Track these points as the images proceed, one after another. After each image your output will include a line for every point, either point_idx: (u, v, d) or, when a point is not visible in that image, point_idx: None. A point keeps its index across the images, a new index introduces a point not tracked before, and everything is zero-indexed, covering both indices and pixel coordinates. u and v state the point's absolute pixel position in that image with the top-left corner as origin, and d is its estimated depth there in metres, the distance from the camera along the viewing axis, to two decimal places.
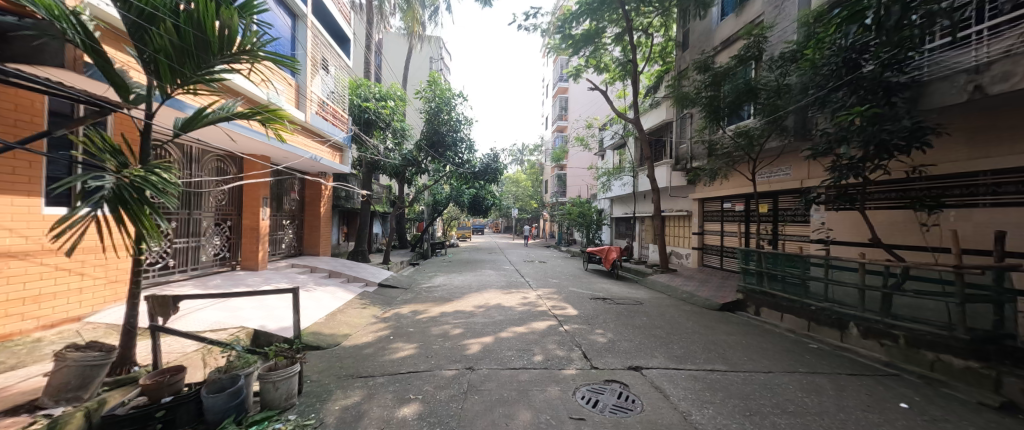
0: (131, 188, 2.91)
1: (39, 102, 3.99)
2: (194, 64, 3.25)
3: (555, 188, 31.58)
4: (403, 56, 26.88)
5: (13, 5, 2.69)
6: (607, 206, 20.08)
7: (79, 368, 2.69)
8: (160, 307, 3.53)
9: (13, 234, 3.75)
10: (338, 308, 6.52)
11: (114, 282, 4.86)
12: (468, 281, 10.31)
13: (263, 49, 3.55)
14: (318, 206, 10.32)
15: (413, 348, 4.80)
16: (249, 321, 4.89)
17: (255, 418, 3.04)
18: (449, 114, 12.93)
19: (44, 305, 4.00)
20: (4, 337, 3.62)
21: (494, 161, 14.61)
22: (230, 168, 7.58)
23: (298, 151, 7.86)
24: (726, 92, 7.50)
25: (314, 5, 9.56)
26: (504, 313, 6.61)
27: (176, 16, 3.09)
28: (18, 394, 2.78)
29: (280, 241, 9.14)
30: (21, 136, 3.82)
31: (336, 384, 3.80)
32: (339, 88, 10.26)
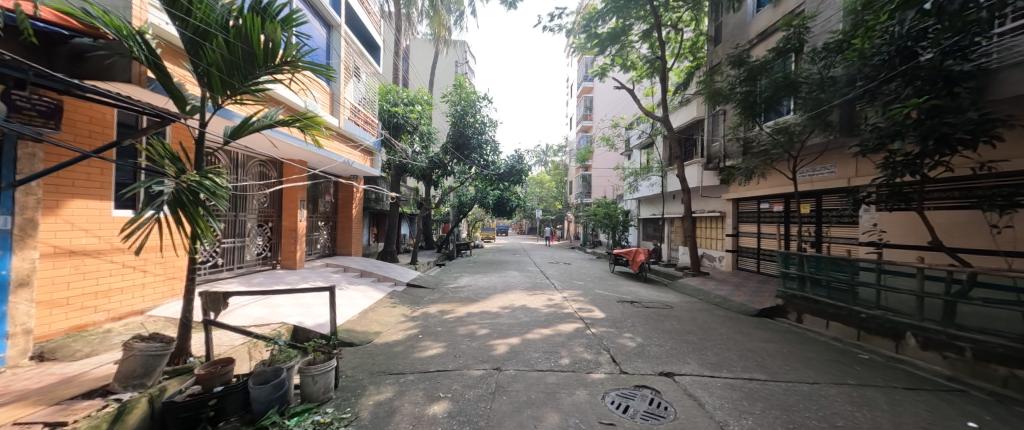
0: (188, 191, 3.18)
1: (110, 115, 4.38)
2: (241, 76, 3.47)
3: (579, 189, 31.17)
4: (429, 62, 27.46)
5: (87, 28, 2.93)
6: (634, 207, 19.62)
7: (143, 357, 2.93)
8: (212, 303, 3.79)
9: (89, 234, 4.15)
10: (370, 306, 6.75)
11: (172, 279, 5.26)
12: (493, 281, 10.39)
13: (303, 60, 3.73)
14: (351, 208, 10.75)
15: (441, 347, 4.91)
16: (288, 317, 5.17)
17: (295, 410, 3.22)
18: (473, 117, 13.11)
19: (113, 299, 4.41)
20: (80, 327, 4.03)
21: (519, 163, 14.63)
22: (271, 172, 8.04)
23: (333, 156, 8.22)
24: (763, 87, 7.15)
25: (347, 15, 9.94)
26: (530, 314, 6.61)
27: (226, 31, 3.33)
28: (93, 380, 3.08)
29: (316, 241, 9.58)
30: (95, 146, 4.22)
31: (369, 380, 3.95)
32: (370, 94, 10.64)
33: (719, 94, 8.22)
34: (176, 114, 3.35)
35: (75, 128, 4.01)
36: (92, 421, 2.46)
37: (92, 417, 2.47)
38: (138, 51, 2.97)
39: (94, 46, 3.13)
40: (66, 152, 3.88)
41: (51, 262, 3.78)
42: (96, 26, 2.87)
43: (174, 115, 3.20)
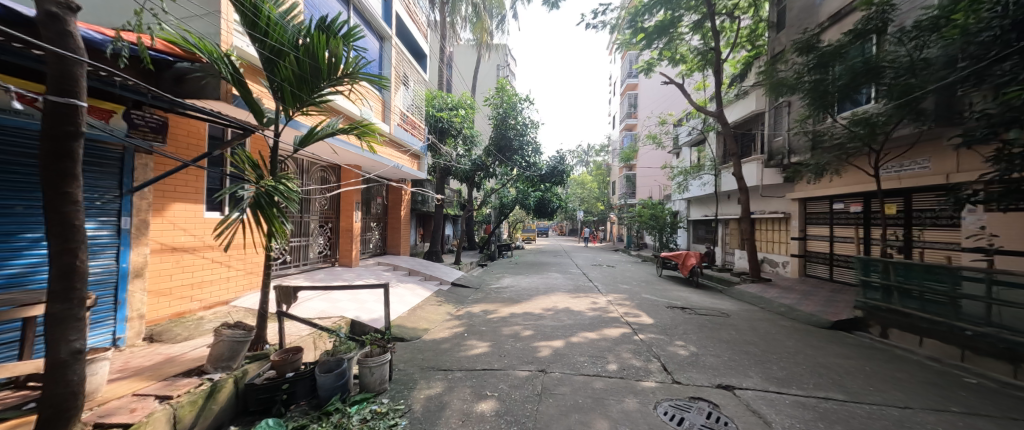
0: (266, 195, 3.58)
1: (202, 128, 4.97)
2: (309, 89, 3.80)
3: (623, 189, 30.13)
4: (472, 66, 28.03)
5: (187, 53, 3.46)
6: (683, 208, 18.59)
7: (229, 342, 3.29)
8: (284, 297, 4.17)
9: (186, 232, 4.74)
10: (418, 304, 7.05)
11: (250, 273, 5.86)
12: (535, 283, 10.35)
13: (361, 72, 4.00)
14: (400, 210, 11.29)
15: (486, 346, 4.98)
16: (347, 311, 5.55)
17: (355, 398, 3.45)
18: (515, 120, 13.21)
19: (204, 290, 5.01)
20: (179, 314, 4.63)
21: (561, 163, 14.45)
22: (331, 177, 8.67)
23: (385, 160, 8.69)
24: (837, 74, 6.42)
25: (397, 27, 10.47)
26: (575, 317, 6.50)
27: (297, 49, 3.66)
28: (190, 361, 3.52)
29: (369, 241, 10.17)
30: (191, 156, 4.85)
31: (420, 374, 4.12)
32: (417, 101, 11.10)
33: (783, 85, 7.52)
34: (254, 127, 3.73)
35: (175, 142, 4.62)
36: (191, 397, 2.82)
37: (191, 393, 2.83)
38: (225, 70, 3.36)
39: (193, 69, 3.55)
40: (170, 162, 4.49)
41: (157, 257, 4.38)
42: (194, 51, 3.31)
43: (251, 127, 3.57)
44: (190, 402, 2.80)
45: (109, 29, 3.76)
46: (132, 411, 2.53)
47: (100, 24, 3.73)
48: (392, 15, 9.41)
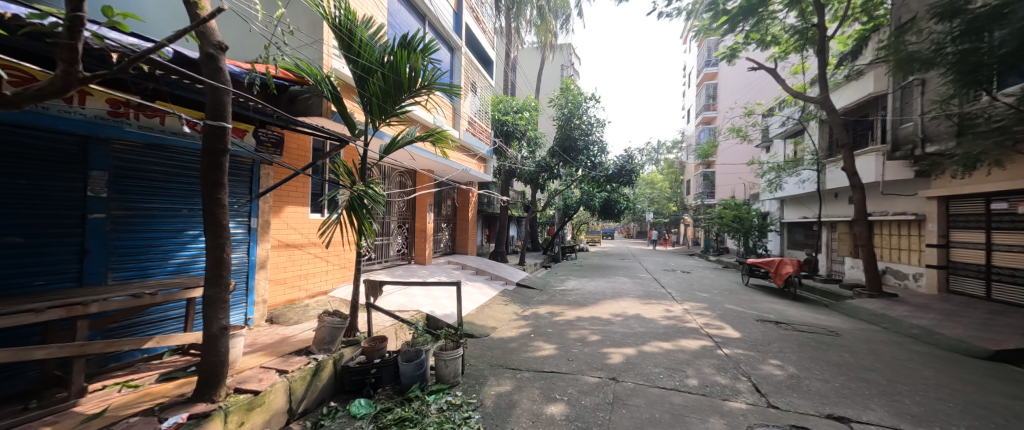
0: (359, 199, 4.03)
1: (308, 141, 5.73)
2: (392, 102, 4.18)
3: (698, 188, 27.83)
4: (536, 67, 28.10)
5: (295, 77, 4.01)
6: (774, 209, 16.58)
7: (330, 328, 3.74)
8: (372, 290, 4.62)
9: (296, 231, 5.51)
10: (485, 302, 7.29)
11: (344, 268, 6.59)
12: (602, 287, 10.04)
13: (438, 84, 4.29)
14: (467, 211, 11.79)
15: (553, 349, 4.98)
16: (422, 306, 5.95)
17: (432, 388, 3.69)
18: (580, 119, 12.97)
19: (309, 281, 5.76)
20: (291, 301, 5.40)
21: (630, 162, 13.79)
22: (407, 181, 9.37)
23: (455, 164, 9.16)
24: (997, 41, 5.14)
25: (466, 36, 10.96)
26: (647, 324, 6.17)
27: (383, 67, 4.06)
28: (300, 341, 4.08)
29: (440, 241, 10.78)
30: (301, 165, 5.63)
31: (490, 371, 4.27)
32: (484, 106, 11.50)
33: (915, 60, 6.24)
34: (346, 138, 4.21)
35: (289, 153, 5.40)
36: (302, 373, 3.27)
37: (302, 369, 3.28)
38: (326, 90, 3.85)
39: (302, 90, 4.17)
40: (285, 171, 5.26)
41: (276, 252, 5.15)
42: (302, 75, 3.85)
43: (345, 138, 4.07)
44: (302, 377, 3.24)
45: (248, 62, 4.55)
46: (261, 380, 3.02)
47: (239, 59, 4.52)
48: (462, 25, 9.86)
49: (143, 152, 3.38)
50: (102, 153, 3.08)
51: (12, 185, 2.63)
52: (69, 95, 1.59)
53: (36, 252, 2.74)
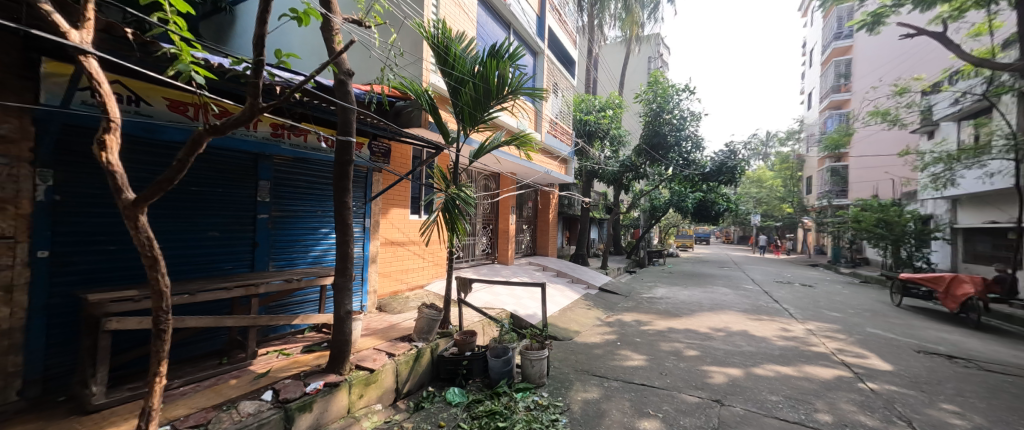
0: (453, 201, 4.35)
1: (408, 150, 6.36)
2: (481, 110, 4.44)
3: (821, 187, 23.64)
4: (620, 62, 26.88)
5: (400, 93, 4.50)
6: (942, 211, 13.31)
7: (427, 319, 4.08)
8: (462, 286, 4.92)
9: (399, 231, 6.15)
10: (568, 305, 7.24)
11: (437, 264, 7.15)
12: (697, 297, 9.19)
13: (523, 89, 4.43)
14: (548, 213, 11.84)
15: (643, 360, 4.74)
16: (507, 305, 6.14)
17: (519, 386, 3.80)
18: (671, 114, 12.05)
19: (409, 275, 6.39)
20: (394, 293, 6.06)
21: (731, 157, 12.41)
22: (492, 184, 9.75)
23: (537, 167, 9.28)
24: None
25: (549, 39, 11.03)
26: (757, 343, 5.49)
27: (474, 77, 4.33)
28: (403, 330, 4.54)
29: (521, 242, 11.01)
30: (403, 171, 6.28)
31: (575, 376, 4.24)
32: (566, 107, 11.42)
33: None
34: (441, 146, 4.58)
35: (394, 161, 6.06)
36: (406, 358, 3.64)
37: (405, 354, 3.65)
38: (424, 102, 4.23)
39: (405, 105, 4.67)
40: (391, 178, 5.92)
41: (383, 249, 5.84)
42: (405, 91, 4.29)
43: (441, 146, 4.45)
44: (406, 361, 3.61)
45: (368, 84, 5.30)
46: (374, 360, 3.45)
47: (361, 82, 5.28)
48: (544, 28, 9.95)
49: (293, 165, 4.15)
50: (268, 166, 3.87)
51: (212, 193, 3.45)
52: (251, 121, 2.00)
53: (226, 244, 3.56)
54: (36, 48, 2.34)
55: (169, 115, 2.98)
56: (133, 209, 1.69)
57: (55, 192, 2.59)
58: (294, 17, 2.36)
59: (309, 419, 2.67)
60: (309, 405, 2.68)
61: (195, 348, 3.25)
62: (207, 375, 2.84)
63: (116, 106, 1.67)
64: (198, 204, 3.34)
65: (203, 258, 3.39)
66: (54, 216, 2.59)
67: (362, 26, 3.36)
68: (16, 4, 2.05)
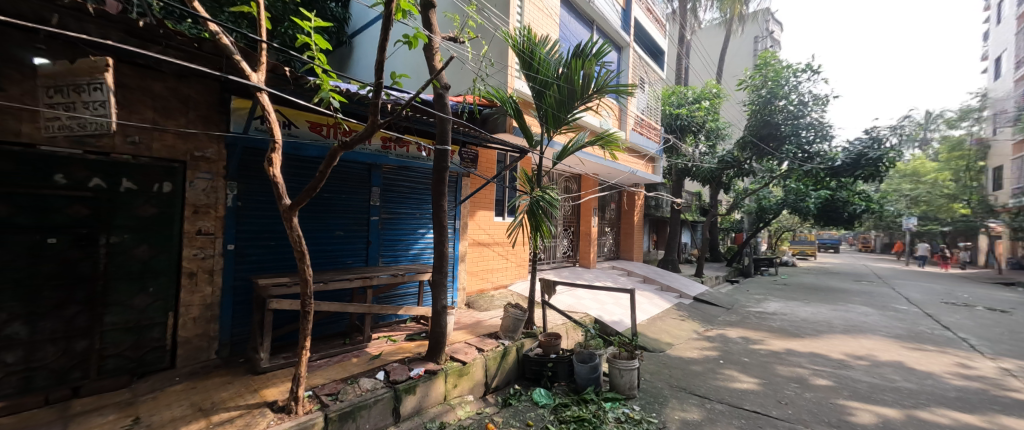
0: (538, 204, 4.41)
1: (493, 155, 6.63)
2: (566, 111, 4.44)
3: (1013, 180, 18.09)
4: (719, 46, 24.19)
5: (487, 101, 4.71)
6: None
7: (513, 319, 4.20)
8: (546, 288, 4.94)
9: (484, 232, 6.46)
10: (658, 315, 6.79)
11: (520, 265, 7.30)
12: (822, 316, 7.82)
13: (610, 86, 4.31)
14: (633, 215, 11.24)
15: (755, 384, 4.22)
16: (591, 309, 6.01)
17: (608, 396, 3.69)
18: (785, 101, 10.37)
19: (493, 275, 6.66)
20: (481, 291, 6.38)
21: (875, 146, 9.78)
22: (573, 186, 9.62)
23: (622, 166, 8.90)
24: None
25: (635, 31, 10.50)
26: (918, 380, 4.46)
27: (559, 79, 4.35)
28: (490, 327, 4.76)
29: (603, 245, 10.68)
30: (489, 175, 6.56)
31: (670, 392, 3.98)
32: (654, 101, 10.74)
33: None
34: (526, 150, 4.68)
35: (481, 166, 6.38)
36: (494, 354, 3.80)
37: (492, 350, 3.81)
38: (509, 108, 4.38)
39: (492, 112, 4.89)
40: (478, 181, 6.24)
41: (471, 249, 6.19)
42: (492, 99, 4.49)
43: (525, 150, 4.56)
44: (494, 357, 3.78)
45: (462, 95, 5.67)
46: (466, 354, 3.68)
47: (456, 94, 5.67)
48: (630, 20, 9.50)
49: (398, 172, 4.66)
50: (378, 174, 4.41)
51: (337, 199, 4.06)
52: (371, 138, 2.32)
53: (348, 242, 4.16)
54: (228, 89, 3.07)
55: (309, 135, 3.55)
56: (289, 212, 2.17)
57: (238, 199, 3.31)
58: (405, 42, 2.68)
59: (413, 400, 2.97)
60: (413, 388, 2.98)
61: (325, 328, 3.86)
62: (336, 352, 3.37)
63: (279, 132, 2.15)
64: (327, 208, 3.97)
65: (331, 253, 4.02)
66: (238, 217, 3.31)
67: (457, 42, 3.63)
68: (217, 56, 2.59)
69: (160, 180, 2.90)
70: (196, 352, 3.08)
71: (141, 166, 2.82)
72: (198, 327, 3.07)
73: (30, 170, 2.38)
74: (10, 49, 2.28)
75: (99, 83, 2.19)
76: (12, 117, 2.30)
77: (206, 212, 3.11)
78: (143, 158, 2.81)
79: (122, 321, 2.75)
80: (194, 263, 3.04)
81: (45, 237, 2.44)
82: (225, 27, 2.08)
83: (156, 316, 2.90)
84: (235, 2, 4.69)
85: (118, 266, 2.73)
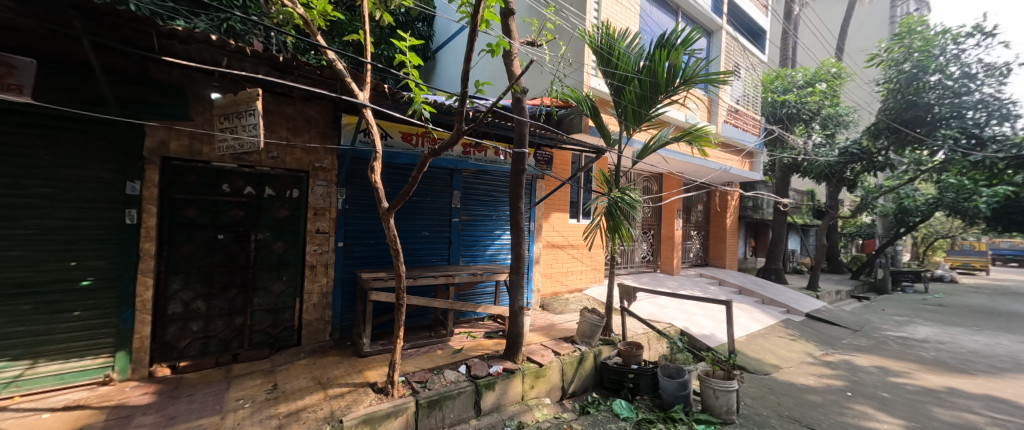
0: (616, 205, 4.24)
1: (567, 156, 6.55)
2: (648, 106, 4.18)
3: None
4: (841, 17, 20.53)
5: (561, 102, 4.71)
6: None
7: (590, 324, 4.11)
8: (626, 295, 4.73)
9: (559, 234, 6.43)
10: (760, 331, 6.02)
11: (596, 269, 7.09)
12: (1000, 350, 6.16)
13: (700, 74, 3.99)
14: (725, 218, 10.19)
15: (900, 426, 3.52)
16: (676, 320, 5.58)
17: (700, 417, 3.40)
18: (940, 75, 7.78)
19: (568, 278, 6.59)
20: (555, 293, 6.36)
21: None
22: (654, 186, 9.06)
23: (712, 163, 8.13)
24: None
25: (730, 12, 9.49)
26: None
27: (640, 73, 4.12)
28: (565, 330, 4.72)
29: (689, 250, 9.89)
30: (563, 177, 6.49)
31: (779, 422, 3.53)
32: (752, 89, 9.58)
33: None
34: (603, 149, 4.55)
35: (555, 167, 6.35)
36: (570, 358, 3.76)
37: (568, 355, 3.78)
38: (585, 109, 4.28)
39: (567, 112, 4.81)
40: (552, 183, 6.23)
41: (546, 251, 6.23)
42: (569, 101, 4.43)
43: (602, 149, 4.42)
44: (571, 362, 3.74)
45: (540, 98, 5.74)
46: (542, 356, 3.70)
47: (533, 97, 5.76)
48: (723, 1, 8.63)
49: (476, 176, 4.89)
50: (459, 178, 4.68)
51: (424, 201, 4.42)
52: (454, 145, 2.46)
53: (433, 241, 4.49)
54: (340, 108, 3.54)
55: (401, 144, 3.92)
56: (387, 214, 2.43)
57: (347, 202, 3.79)
58: (487, 51, 2.80)
59: (492, 396, 3.09)
60: (493, 385, 3.10)
61: (413, 320, 4.22)
62: (423, 344, 3.66)
63: (378, 142, 2.43)
64: (415, 210, 4.34)
65: (418, 252, 4.38)
66: (346, 218, 3.79)
67: (535, 46, 3.69)
68: (333, 80, 3.01)
69: (290, 187, 3.48)
70: (316, 333, 3.59)
71: (277, 176, 3.42)
72: (317, 312, 3.58)
73: (207, 181, 3.12)
74: (197, 90, 3.02)
75: (252, 109, 2.68)
76: (198, 141, 3.04)
77: (323, 214, 3.61)
78: (279, 169, 3.41)
79: (266, 303, 3.37)
80: (314, 258, 3.57)
81: (215, 234, 3.15)
82: (338, 54, 2.43)
83: (288, 300, 3.48)
84: (344, 31, 5.39)
85: (263, 258, 3.36)
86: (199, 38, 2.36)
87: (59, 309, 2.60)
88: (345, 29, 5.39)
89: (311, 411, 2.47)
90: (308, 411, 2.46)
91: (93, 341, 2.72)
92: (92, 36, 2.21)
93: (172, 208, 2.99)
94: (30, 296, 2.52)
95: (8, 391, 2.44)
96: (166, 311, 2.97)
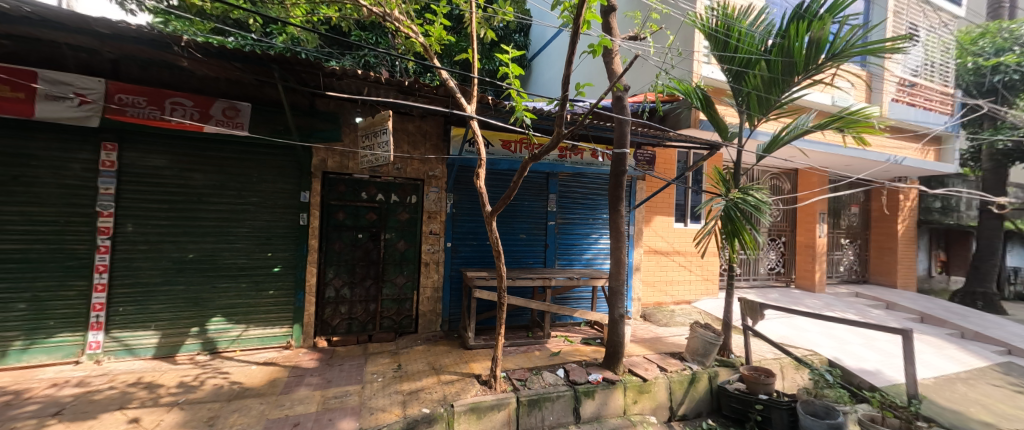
0: (736, 208, 3.75)
1: (671, 154, 6.06)
2: (780, 90, 3.61)
3: None
4: None
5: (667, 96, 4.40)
6: None
7: (703, 341, 3.72)
8: (749, 311, 4.13)
9: (662, 239, 6.00)
10: (955, 375, 4.60)
11: (708, 280, 6.36)
12: None
13: (857, 45, 3.30)
14: (894, 224, 8.09)
15: None
16: (818, 346, 4.68)
17: None
18: None
19: (674, 288, 6.08)
20: (659, 304, 5.95)
21: None
22: (785, 184, 7.78)
23: (872, 154, 6.56)
24: None
25: None
26: None
27: (768, 53, 3.60)
28: (672, 345, 4.35)
29: (837, 262, 8.22)
30: (668, 177, 6.02)
31: None
32: (936, 55, 7.40)
33: None
34: (717, 145, 4.06)
35: (658, 167, 5.94)
36: (679, 377, 3.47)
37: (677, 373, 3.50)
38: (696, 100, 3.89)
39: (674, 106, 4.55)
40: (655, 185, 5.84)
41: (647, 258, 5.88)
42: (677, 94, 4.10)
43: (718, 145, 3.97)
44: (680, 381, 3.45)
45: (643, 93, 5.47)
46: (647, 370, 3.49)
47: (636, 93, 5.52)
48: None
49: (573, 179, 4.89)
50: (555, 181, 4.75)
51: (522, 205, 4.60)
52: (555, 147, 2.51)
53: (530, 244, 4.63)
54: (450, 121, 3.92)
55: (502, 151, 4.14)
56: (490, 217, 2.62)
57: (455, 206, 4.17)
58: (589, 51, 2.76)
59: (592, 405, 3.04)
60: (592, 393, 3.05)
61: (511, 319, 4.41)
62: (522, 344, 3.80)
63: (484, 151, 2.62)
64: (514, 213, 4.55)
65: (516, 253, 4.57)
66: (454, 221, 4.18)
67: (639, 39, 3.51)
68: (445, 97, 3.38)
69: (410, 194, 3.99)
70: (430, 323, 4.02)
71: (400, 184, 3.95)
72: (430, 304, 4.02)
73: (352, 190, 3.79)
74: (345, 116, 3.69)
75: (384, 128, 3.14)
76: (345, 158, 3.72)
77: (435, 217, 4.04)
78: (401, 178, 3.94)
79: (392, 293, 3.92)
80: (429, 256, 4.01)
81: (356, 234, 3.79)
82: (449, 73, 2.69)
83: (408, 292, 3.98)
84: (453, 52, 6.00)
85: (390, 255, 3.92)
86: (347, 74, 2.89)
87: (261, 288, 3.49)
88: (453, 50, 6.01)
89: (427, 393, 2.79)
90: (424, 393, 2.77)
91: (280, 314, 3.56)
92: (282, 82, 2.90)
93: (329, 212, 3.71)
94: (245, 277, 3.44)
95: (233, 345, 3.42)
96: (324, 295, 3.69)
